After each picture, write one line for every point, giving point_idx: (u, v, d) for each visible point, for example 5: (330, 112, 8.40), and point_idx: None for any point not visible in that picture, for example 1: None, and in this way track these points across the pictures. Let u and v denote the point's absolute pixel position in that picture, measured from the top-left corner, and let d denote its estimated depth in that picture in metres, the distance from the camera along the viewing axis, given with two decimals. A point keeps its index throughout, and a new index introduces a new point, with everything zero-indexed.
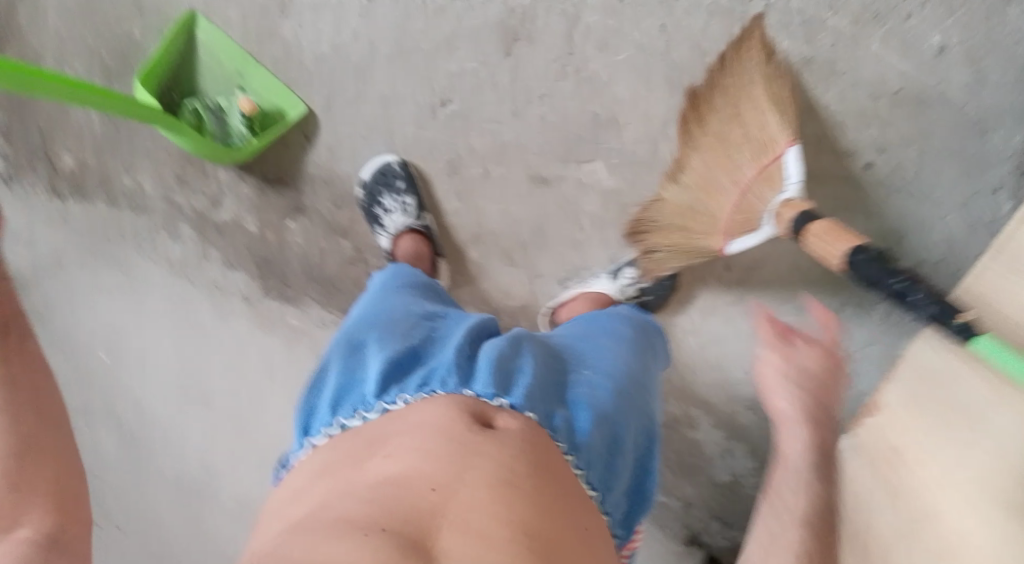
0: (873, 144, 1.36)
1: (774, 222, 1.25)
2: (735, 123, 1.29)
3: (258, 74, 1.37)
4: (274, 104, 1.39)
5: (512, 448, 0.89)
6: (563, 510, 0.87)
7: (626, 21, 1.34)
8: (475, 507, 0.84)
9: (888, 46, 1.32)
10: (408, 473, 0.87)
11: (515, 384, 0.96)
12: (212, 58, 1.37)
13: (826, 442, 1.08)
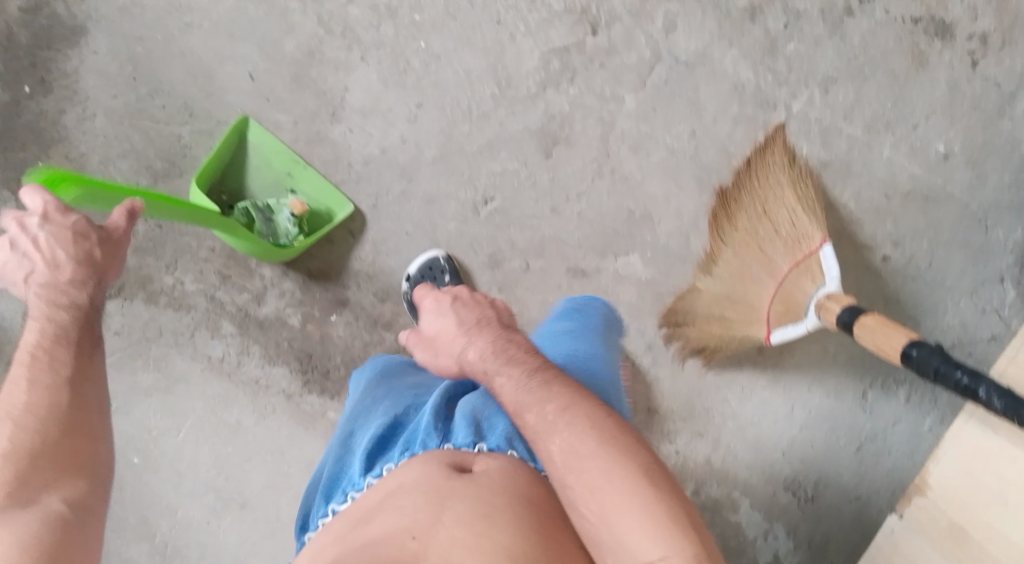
0: (889, 238, 1.43)
1: (818, 314, 1.29)
2: (765, 219, 1.35)
3: (308, 175, 1.37)
4: (323, 203, 1.41)
5: (485, 485, 0.91)
6: (545, 525, 0.88)
7: (661, 125, 1.39)
8: (457, 546, 0.84)
9: (899, 151, 1.40)
10: (393, 532, 0.87)
11: (489, 430, 1.00)
12: (262, 160, 1.38)
13: (496, 348, 0.98)
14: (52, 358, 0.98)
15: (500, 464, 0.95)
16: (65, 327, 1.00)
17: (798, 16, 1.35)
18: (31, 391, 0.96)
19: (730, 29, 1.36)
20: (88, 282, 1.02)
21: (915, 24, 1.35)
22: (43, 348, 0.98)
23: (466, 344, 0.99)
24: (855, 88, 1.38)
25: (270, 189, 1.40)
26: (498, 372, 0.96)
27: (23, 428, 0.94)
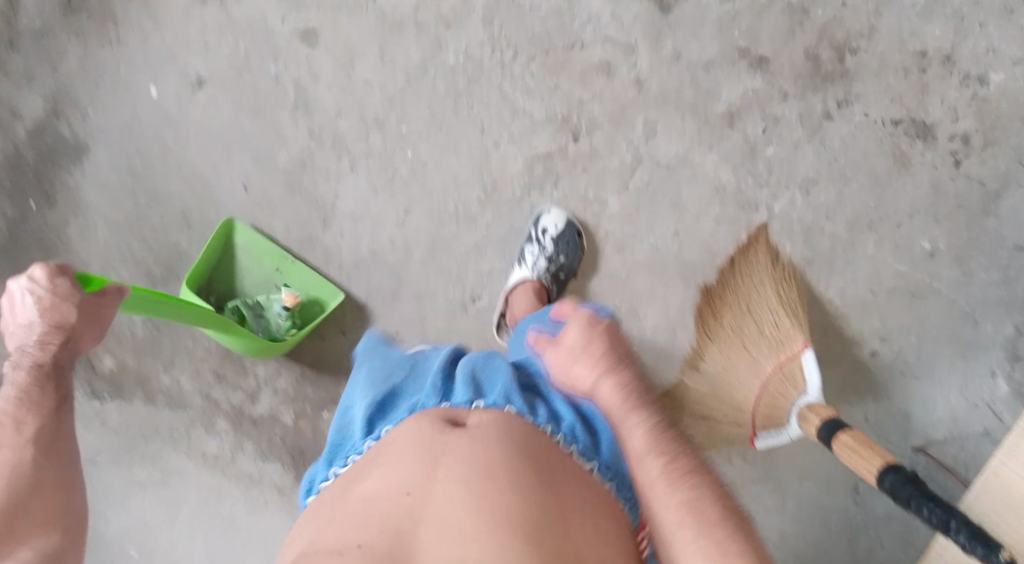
0: (876, 333, 1.44)
1: (799, 424, 1.29)
2: (749, 318, 1.35)
3: (298, 269, 1.41)
4: (314, 296, 1.43)
5: (480, 435, 0.93)
6: (542, 482, 0.90)
7: (644, 226, 1.42)
8: (453, 502, 0.88)
9: (883, 249, 1.41)
10: (388, 483, 0.91)
11: (488, 387, 0.99)
12: (251, 258, 1.42)
13: (634, 386, 0.94)
14: (22, 417, 1.07)
15: (493, 416, 0.95)
16: (32, 386, 1.10)
17: (776, 121, 1.37)
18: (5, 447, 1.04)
19: (708, 133, 1.38)
20: (58, 342, 1.12)
21: (896, 125, 1.35)
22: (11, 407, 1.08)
23: (602, 369, 0.94)
24: (834, 190, 1.39)
25: (261, 286, 1.43)
26: (628, 411, 0.92)
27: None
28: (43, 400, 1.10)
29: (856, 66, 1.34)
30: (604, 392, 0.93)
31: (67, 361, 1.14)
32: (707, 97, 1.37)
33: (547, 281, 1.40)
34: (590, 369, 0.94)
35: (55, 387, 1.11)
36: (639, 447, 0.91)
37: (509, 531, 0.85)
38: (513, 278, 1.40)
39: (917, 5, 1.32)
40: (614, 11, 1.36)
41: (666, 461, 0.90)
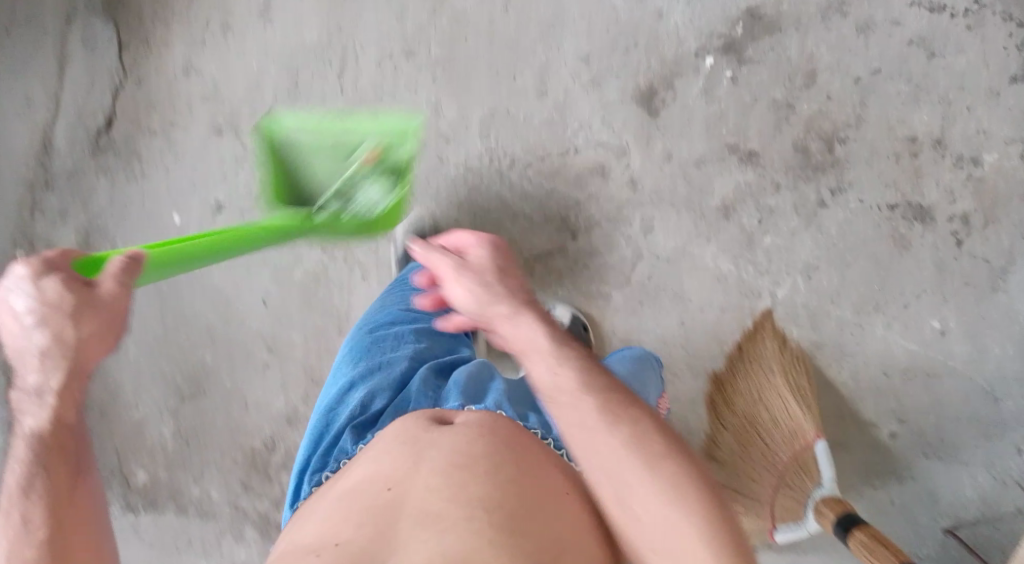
0: (893, 414, 1.41)
1: (816, 519, 1.29)
2: (762, 405, 1.36)
3: (363, 122, 1.34)
4: (393, 148, 1.37)
5: (463, 435, 0.97)
6: (521, 470, 0.93)
7: (649, 318, 1.44)
8: (430, 491, 0.90)
9: (893, 329, 1.39)
10: (371, 478, 0.94)
11: (484, 397, 1.09)
12: (311, 139, 1.36)
13: (542, 318, 0.96)
14: (22, 516, 0.85)
15: (487, 416, 1.02)
16: (38, 461, 0.86)
17: (771, 212, 1.39)
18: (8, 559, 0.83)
19: (705, 228, 1.41)
20: (55, 386, 0.87)
21: (892, 210, 1.37)
22: (14, 499, 0.85)
23: (506, 309, 0.95)
24: (836, 274, 1.39)
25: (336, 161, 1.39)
26: (542, 356, 0.93)
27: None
28: (50, 479, 0.86)
29: (845, 154, 1.36)
30: (519, 342, 0.94)
31: (76, 412, 0.89)
32: (701, 192, 1.40)
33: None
34: (491, 305, 0.95)
35: (65, 450, 0.87)
36: (564, 391, 0.92)
37: (490, 519, 0.87)
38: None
39: (902, 91, 1.34)
40: (603, 117, 1.41)
41: (596, 402, 0.91)
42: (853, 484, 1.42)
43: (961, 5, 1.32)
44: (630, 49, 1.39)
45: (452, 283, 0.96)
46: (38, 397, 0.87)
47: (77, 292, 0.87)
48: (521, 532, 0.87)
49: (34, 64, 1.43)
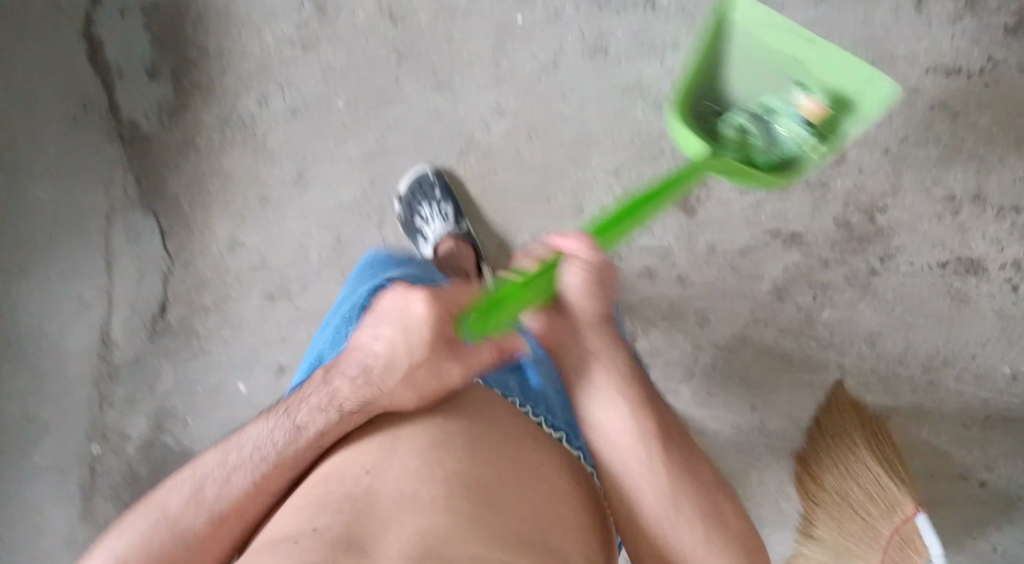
0: (981, 463, 1.38)
1: None
2: (850, 477, 1.33)
3: (825, 54, 1.23)
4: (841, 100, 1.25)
5: (440, 420, 0.97)
6: (501, 449, 0.96)
7: (721, 409, 1.44)
8: (407, 476, 0.92)
9: (966, 381, 1.38)
10: (342, 466, 0.94)
11: None
12: (767, 52, 1.27)
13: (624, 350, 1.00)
14: (234, 473, 0.95)
15: (491, 403, 1.02)
16: (283, 447, 0.96)
17: (825, 286, 1.40)
18: (193, 498, 0.94)
19: (762, 311, 1.42)
20: (357, 403, 0.97)
21: (943, 266, 1.37)
22: (247, 455, 0.96)
23: (600, 329, 0.99)
24: (901, 338, 1.39)
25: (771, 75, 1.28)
26: (618, 374, 0.98)
27: (170, 519, 0.93)
28: (280, 461, 0.96)
29: (887, 222, 1.38)
30: (600, 358, 0.99)
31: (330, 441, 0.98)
32: (751, 278, 1.42)
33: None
34: (591, 322, 0.99)
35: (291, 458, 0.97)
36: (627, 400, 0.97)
37: (470, 503, 0.89)
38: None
39: (933, 154, 1.36)
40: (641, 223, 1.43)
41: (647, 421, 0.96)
42: (955, 539, 1.40)
43: (976, 66, 1.34)
44: (658, 155, 1.38)
45: (573, 283, 0.95)
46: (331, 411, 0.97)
47: (440, 352, 0.95)
48: (494, 508, 0.90)
49: (81, 264, 1.46)
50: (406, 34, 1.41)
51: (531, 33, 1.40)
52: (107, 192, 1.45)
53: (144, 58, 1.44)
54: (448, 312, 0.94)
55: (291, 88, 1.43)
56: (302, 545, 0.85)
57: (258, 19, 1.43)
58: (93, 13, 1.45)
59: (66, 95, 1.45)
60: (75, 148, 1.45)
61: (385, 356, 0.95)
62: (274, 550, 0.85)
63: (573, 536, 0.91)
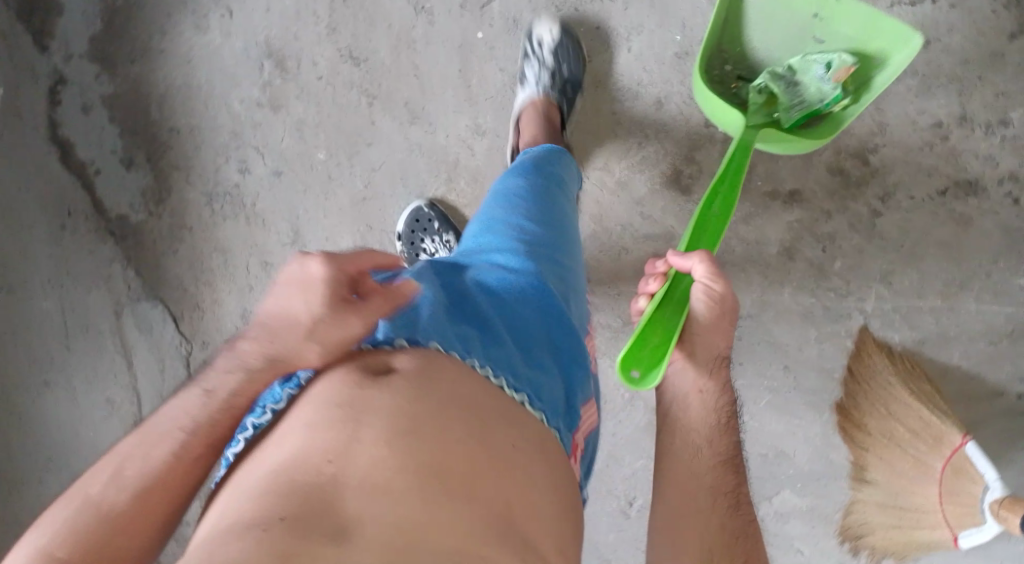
0: (1016, 376, 1.38)
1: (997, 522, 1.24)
2: (892, 418, 1.37)
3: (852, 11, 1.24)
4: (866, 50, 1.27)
5: (401, 389, 0.85)
6: (469, 430, 0.85)
7: (753, 375, 1.44)
8: (375, 467, 0.79)
9: (985, 300, 1.38)
10: (300, 452, 0.80)
11: (416, 320, 0.93)
12: (786, 10, 1.28)
13: (724, 402, 1.10)
14: (152, 447, 0.82)
15: (451, 373, 0.89)
16: (197, 415, 0.84)
17: (832, 238, 1.41)
18: (112, 480, 0.81)
19: (775, 273, 1.42)
20: (261, 360, 0.85)
21: (943, 195, 1.38)
22: (160, 427, 0.83)
23: (707, 378, 1.11)
24: (914, 272, 1.39)
25: (795, 34, 1.29)
26: (712, 421, 1.07)
27: (94, 504, 0.80)
28: (200, 431, 0.83)
29: (881, 161, 1.39)
30: (703, 401, 1.09)
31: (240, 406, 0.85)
32: (758, 244, 1.42)
33: (557, 98, 1.37)
34: (704, 369, 1.12)
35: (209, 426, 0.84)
36: (710, 436, 1.06)
37: (446, 492, 0.80)
38: (520, 103, 1.37)
39: (912, 86, 1.38)
40: (641, 211, 1.41)
41: (721, 462, 1.04)
42: (1003, 455, 1.39)
43: None
44: (642, 143, 1.40)
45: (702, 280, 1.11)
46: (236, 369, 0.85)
47: (341, 304, 0.84)
48: (474, 500, 0.81)
49: (99, 366, 1.46)
50: (370, 75, 1.40)
51: (495, 49, 1.39)
52: (110, 290, 1.45)
53: (116, 151, 1.43)
54: (353, 268, 0.86)
55: (269, 152, 1.42)
56: (271, 535, 0.73)
57: (221, 89, 1.42)
58: (56, 116, 1.43)
59: (48, 204, 1.44)
60: (69, 253, 1.45)
61: (282, 310, 0.84)
62: (233, 542, 0.72)
63: (544, 524, 0.85)
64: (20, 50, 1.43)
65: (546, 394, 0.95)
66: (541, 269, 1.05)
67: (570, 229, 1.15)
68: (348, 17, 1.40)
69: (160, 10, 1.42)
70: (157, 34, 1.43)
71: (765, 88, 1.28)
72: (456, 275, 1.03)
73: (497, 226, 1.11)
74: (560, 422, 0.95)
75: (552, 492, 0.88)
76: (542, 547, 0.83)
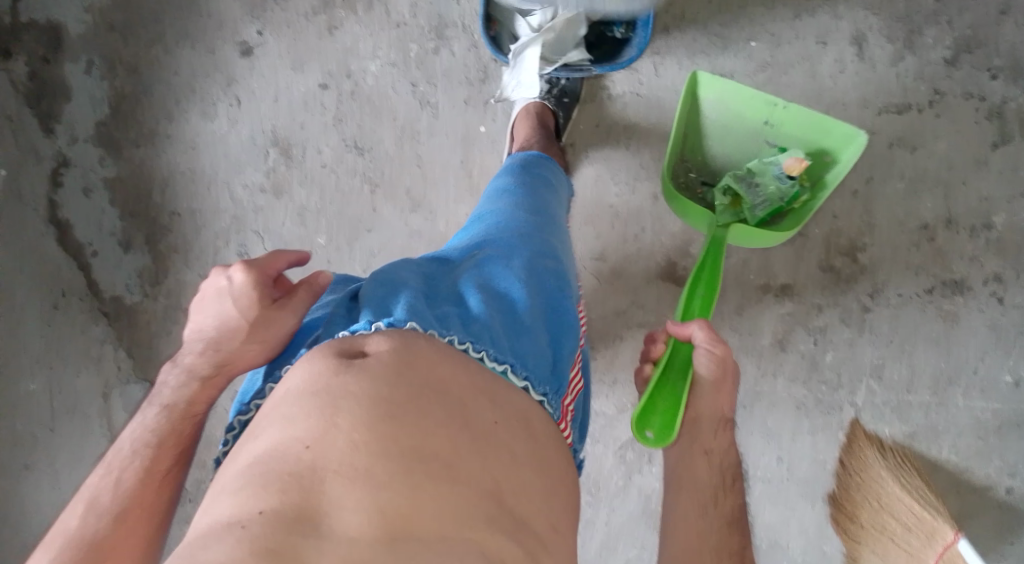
0: (1003, 470, 1.40)
1: None
2: (886, 511, 1.39)
3: (799, 114, 1.30)
4: (821, 146, 1.33)
5: (376, 375, 0.85)
6: (449, 412, 0.86)
7: (748, 465, 1.44)
8: (350, 452, 0.81)
9: (972, 395, 1.40)
10: (278, 443, 0.82)
11: (394, 304, 0.93)
12: (739, 117, 1.35)
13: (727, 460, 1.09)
14: (120, 471, 0.94)
15: (428, 351, 0.89)
16: (160, 430, 0.97)
17: (823, 331, 1.43)
18: (89, 510, 0.91)
19: (768, 363, 1.44)
20: (210, 367, 0.98)
21: (931, 293, 1.42)
22: (127, 452, 0.95)
23: (714, 438, 1.10)
24: (904, 366, 1.42)
25: (753, 140, 1.36)
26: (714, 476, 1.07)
27: (70, 537, 0.89)
28: (165, 445, 0.96)
29: (869, 260, 1.43)
30: (707, 458, 1.09)
31: (202, 404, 0.99)
32: (752, 335, 1.44)
33: (553, 106, 1.41)
34: (711, 428, 1.11)
35: (177, 432, 0.97)
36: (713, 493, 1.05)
37: (426, 472, 0.82)
38: (517, 108, 1.40)
39: (900, 188, 1.43)
40: (636, 300, 1.43)
41: (725, 521, 1.02)
42: (993, 548, 1.40)
43: (924, 100, 1.42)
44: (638, 235, 1.43)
45: (704, 349, 1.13)
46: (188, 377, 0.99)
47: (268, 305, 0.97)
48: (459, 481, 0.83)
49: (85, 448, 1.43)
50: (374, 164, 1.43)
51: (497, 142, 1.42)
52: (101, 370, 1.43)
53: (115, 232, 1.44)
54: (273, 272, 1.00)
55: (269, 235, 1.43)
56: (252, 530, 0.76)
57: (224, 174, 1.44)
58: (56, 198, 1.44)
59: (45, 283, 1.44)
60: (63, 333, 1.44)
61: (219, 319, 0.98)
62: (217, 543, 0.76)
63: (534, 497, 0.88)
64: (27, 132, 1.44)
65: (531, 363, 0.95)
66: (528, 251, 1.05)
67: (559, 221, 1.17)
68: (354, 108, 1.44)
69: (168, 97, 1.45)
70: (163, 119, 1.45)
71: (729, 189, 1.33)
72: (444, 264, 1.04)
73: (488, 218, 1.12)
74: (546, 389, 0.96)
75: (539, 468, 0.90)
76: (531, 519, 0.86)
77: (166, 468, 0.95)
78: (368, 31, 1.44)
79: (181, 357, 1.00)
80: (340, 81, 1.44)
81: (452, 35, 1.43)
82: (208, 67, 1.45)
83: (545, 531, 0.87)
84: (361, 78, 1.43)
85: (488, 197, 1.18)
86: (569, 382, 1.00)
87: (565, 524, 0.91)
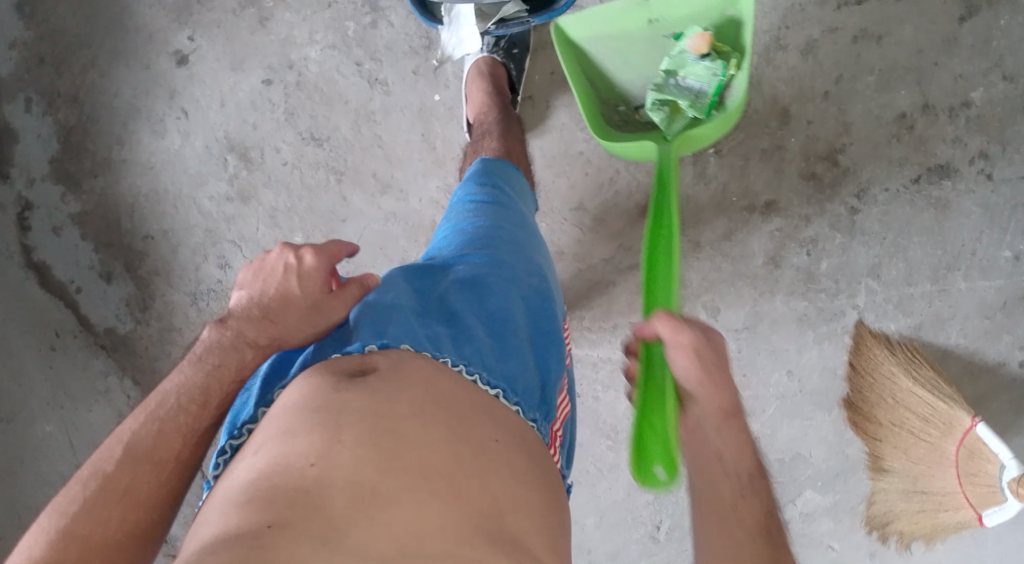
0: (1015, 347, 1.39)
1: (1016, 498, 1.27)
2: (901, 407, 1.39)
3: None
4: (722, 11, 1.27)
5: (380, 390, 0.85)
6: (451, 426, 0.85)
7: (760, 385, 1.45)
8: (358, 469, 0.80)
9: (973, 277, 1.39)
10: (282, 458, 0.81)
11: (387, 324, 0.93)
12: (628, 28, 1.29)
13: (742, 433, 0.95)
14: (163, 423, 0.89)
15: (428, 372, 0.88)
16: (205, 387, 0.91)
17: (814, 241, 1.41)
18: (128, 456, 0.87)
19: (764, 283, 1.43)
20: (262, 338, 0.93)
21: (917, 182, 1.39)
22: (171, 404, 0.90)
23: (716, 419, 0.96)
24: (900, 261, 1.40)
25: (654, 44, 1.31)
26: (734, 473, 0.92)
27: (106, 478, 0.86)
28: (210, 405, 0.91)
29: (851, 160, 1.40)
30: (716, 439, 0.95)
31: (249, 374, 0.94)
32: (743, 257, 1.43)
33: (503, 60, 1.38)
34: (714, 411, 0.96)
35: (215, 399, 0.91)
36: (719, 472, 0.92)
37: (428, 486, 0.81)
38: (467, 67, 1.37)
39: (870, 83, 1.39)
40: (622, 243, 1.41)
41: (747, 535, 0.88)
42: (1014, 425, 1.41)
43: None
44: (614, 177, 1.40)
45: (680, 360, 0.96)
46: (234, 340, 0.93)
47: (324, 291, 0.95)
48: (460, 496, 0.81)
49: None
50: (335, 153, 1.40)
51: (454, 109, 1.38)
52: (110, 403, 1.44)
53: (93, 266, 1.43)
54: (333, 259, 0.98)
55: (246, 243, 1.41)
56: (262, 541, 0.74)
57: (188, 190, 1.42)
58: (28, 241, 1.43)
59: (37, 329, 1.44)
60: (65, 373, 1.45)
61: (278, 291, 0.95)
62: (225, 551, 0.73)
63: (530, 516, 0.85)
64: None
65: (520, 387, 0.94)
66: (514, 268, 1.05)
67: (537, 230, 1.16)
68: (303, 99, 1.40)
69: (115, 121, 1.43)
70: (116, 145, 1.43)
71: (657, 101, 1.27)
72: (432, 275, 1.03)
73: (470, 224, 1.10)
74: (536, 414, 0.95)
75: (534, 483, 0.88)
76: (527, 539, 0.83)
77: (205, 428, 0.90)
78: (301, 17, 1.40)
79: (229, 319, 0.95)
80: (284, 72, 1.40)
81: (388, 5, 1.38)
82: (150, 84, 1.42)
83: (540, 548, 0.84)
84: (304, 66, 1.40)
85: (465, 199, 1.15)
86: (557, 407, 0.99)
87: (559, 537, 0.88)
